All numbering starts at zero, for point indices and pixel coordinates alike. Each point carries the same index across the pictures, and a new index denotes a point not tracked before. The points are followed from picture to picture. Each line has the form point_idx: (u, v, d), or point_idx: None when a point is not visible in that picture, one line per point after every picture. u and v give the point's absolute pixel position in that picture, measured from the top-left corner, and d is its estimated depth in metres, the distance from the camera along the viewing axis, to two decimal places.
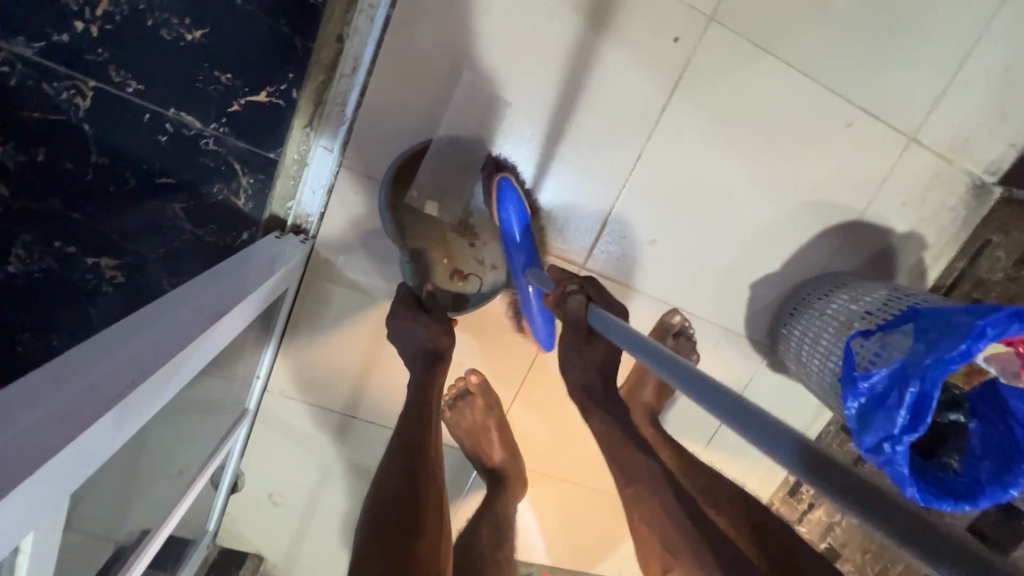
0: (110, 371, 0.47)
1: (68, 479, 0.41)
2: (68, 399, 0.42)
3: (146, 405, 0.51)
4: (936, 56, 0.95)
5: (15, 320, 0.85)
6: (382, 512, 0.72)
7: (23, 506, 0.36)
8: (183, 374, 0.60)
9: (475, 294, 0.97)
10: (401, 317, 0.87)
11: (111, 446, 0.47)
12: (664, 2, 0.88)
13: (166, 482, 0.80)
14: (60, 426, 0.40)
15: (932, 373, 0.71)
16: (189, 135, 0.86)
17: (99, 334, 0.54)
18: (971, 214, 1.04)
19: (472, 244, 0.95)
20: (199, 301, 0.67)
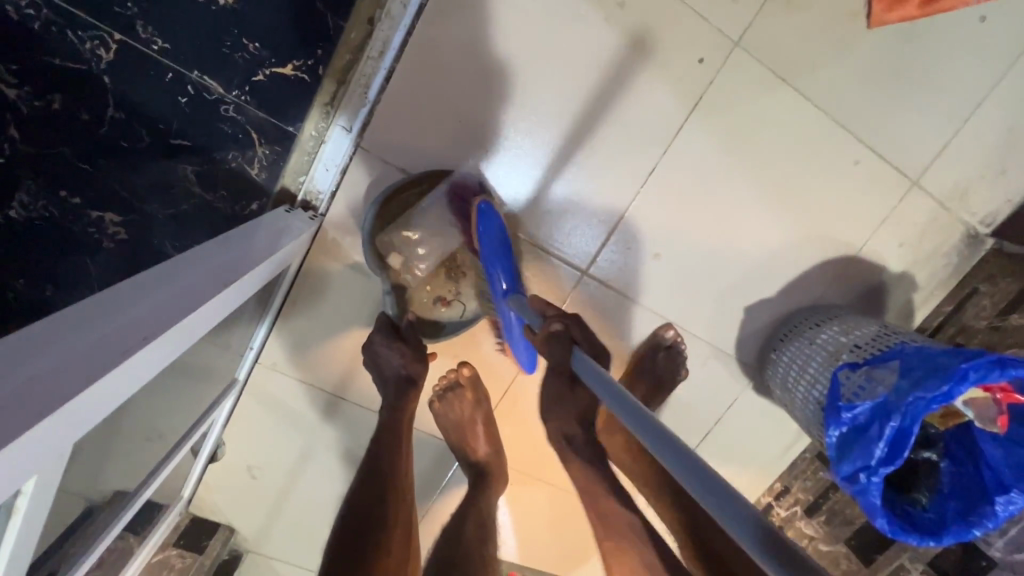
0: (122, 327, 0.48)
1: (71, 428, 0.41)
2: (78, 352, 0.43)
3: (145, 367, 0.52)
4: (947, 106, 0.97)
5: (10, 264, 0.84)
6: (349, 530, 0.76)
7: (29, 450, 0.36)
8: (185, 337, 0.61)
9: (456, 321, 0.99)
10: (378, 345, 0.88)
11: (109, 403, 0.47)
12: (694, 21, 0.89)
13: (146, 445, 0.79)
14: (66, 376, 0.40)
15: (912, 411, 0.74)
16: (210, 100, 0.86)
17: (108, 290, 0.55)
18: (962, 262, 1.08)
19: (452, 273, 0.98)
20: (205, 268, 0.68)
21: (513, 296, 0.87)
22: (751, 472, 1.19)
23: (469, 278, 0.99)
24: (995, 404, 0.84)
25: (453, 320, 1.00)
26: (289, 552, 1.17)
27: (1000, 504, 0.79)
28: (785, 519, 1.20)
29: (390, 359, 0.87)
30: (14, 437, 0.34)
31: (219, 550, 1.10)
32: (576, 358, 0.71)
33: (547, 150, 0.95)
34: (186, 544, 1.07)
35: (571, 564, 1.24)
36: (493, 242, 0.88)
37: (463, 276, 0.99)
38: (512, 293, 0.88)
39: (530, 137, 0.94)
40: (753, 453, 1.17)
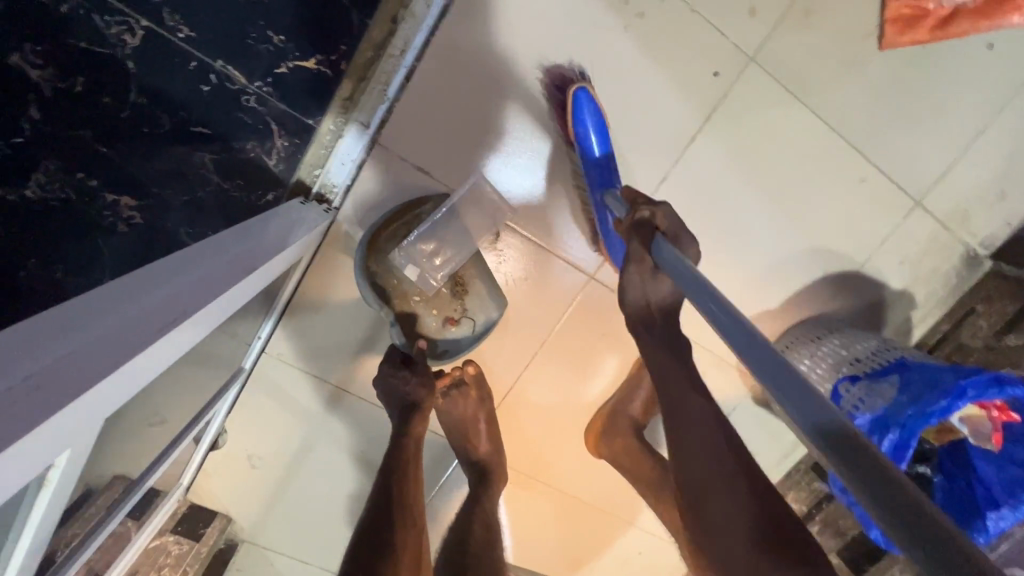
0: (144, 309, 0.48)
1: (99, 407, 0.42)
2: (108, 330, 0.43)
3: (166, 351, 0.52)
4: (954, 129, 0.99)
5: (23, 244, 0.85)
6: (364, 547, 0.75)
7: (60, 426, 0.37)
8: (203, 325, 0.61)
9: (468, 338, 1.00)
10: (389, 376, 0.91)
11: (134, 384, 0.49)
12: (710, 34, 0.91)
13: (149, 431, 0.79)
14: (93, 356, 0.40)
15: (912, 424, 0.76)
16: (233, 90, 0.87)
17: (126, 280, 0.55)
18: (960, 282, 1.10)
19: (459, 292, 0.98)
20: (227, 256, 0.69)
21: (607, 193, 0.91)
22: None
23: (475, 294, 0.99)
24: (989, 421, 0.85)
25: (464, 337, 1.00)
26: (284, 543, 1.17)
27: (992, 519, 0.81)
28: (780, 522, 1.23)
29: (395, 386, 0.91)
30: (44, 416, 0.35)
31: (215, 538, 1.10)
32: (654, 247, 0.71)
33: (541, 158, 0.98)
34: (183, 531, 1.07)
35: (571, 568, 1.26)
36: (587, 121, 0.91)
37: (469, 293, 0.99)
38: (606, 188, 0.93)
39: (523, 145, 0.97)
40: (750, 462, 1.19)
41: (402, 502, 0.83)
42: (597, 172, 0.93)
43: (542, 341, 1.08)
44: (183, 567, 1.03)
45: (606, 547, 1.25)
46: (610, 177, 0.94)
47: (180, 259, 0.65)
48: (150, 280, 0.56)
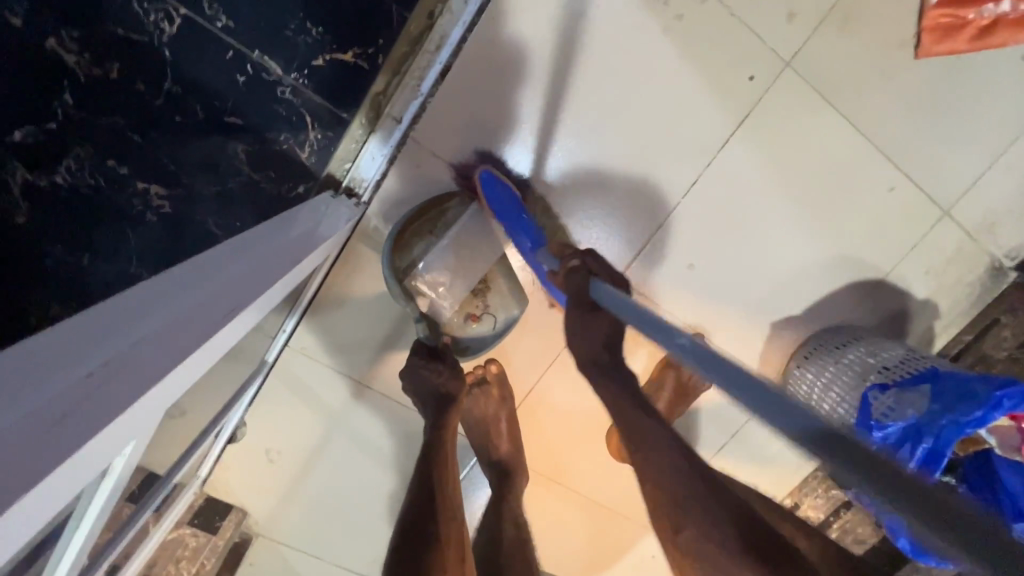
0: (201, 304, 0.49)
1: (167, 395, 0.42)
2: (176, 321, 0.44)
3: (222, 343, 0.53)
4: (985, 139, 0.99)
5: (52, 229, 0.84)
6: (409, 541, 0.75)
7: (141, 410, 0.37)
8: (249, 318, 0.61)
9: (489, 335, 1.02)
10: (417, 364, 0.92)
11: (191, 375, 0.48)
12: (748, 38, 0.90)
13: (175, 423, 0.78)
14: (169, 342, 0.41)
15: (946, 434, 0.76)
16: (268, 81, 0.86)
17: (173, 281, 0.56)
18: (984, 292, 1.10)
19: (480, 291, 1.01)
20: (262, 253, 0.69)
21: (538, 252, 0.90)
22: (763, 485, 1.21)
23: (497, 291, 1.02)
24: (1018, 433, 0.86)
25: (484, 334, 1.03)
26: (299, 538, 1.16)
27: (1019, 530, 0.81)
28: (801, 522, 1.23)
29: (425, 376, 0.91)
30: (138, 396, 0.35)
31: (231, 532, 1.09)
32: (597, 291, 0.77)
33: (571, 149, 0.96)
34: (200, 523, 1.06)
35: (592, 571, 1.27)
36: (502, 200, 0.91)
37: (491, 290, 1.01)
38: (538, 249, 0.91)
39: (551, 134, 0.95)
40: (767, 467, 1.19)
41: (441, 498, 0.82)
42: (524, 236, 0.91)
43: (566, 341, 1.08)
44: (200, 560, 1.04)
45: (626, 552, 1.27)
46: (537, 232, 0.93)
47: (214, 262, 0.65)
48: (196, 282, 0.56)
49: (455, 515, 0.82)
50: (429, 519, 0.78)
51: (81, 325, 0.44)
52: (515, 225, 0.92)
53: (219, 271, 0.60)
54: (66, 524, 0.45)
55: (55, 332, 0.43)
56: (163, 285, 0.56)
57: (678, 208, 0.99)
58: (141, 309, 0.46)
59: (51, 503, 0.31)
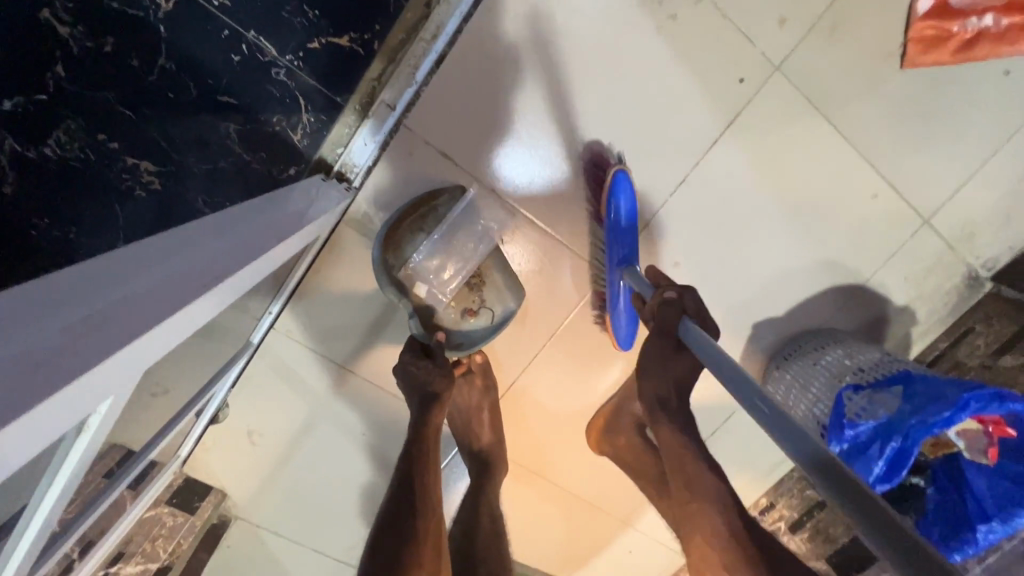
0: (177, 278, 0.49)
1: (137, 363, 0.42)
2: (147, 295, 0.44)
3: (199, 318, 0.53)
4: (966, 151, 1.01)
5: (38, 201, 0.83)
6: (384, 542, 0.76)
7: (109, 377, 0.38)
8: (229, 295, 0.61)
9: (487, 328, 1.01)
10: (408, 364, 0.90)
11: (164, 348, 0.48)
12: (740, 41, 0.92)
13: (155, 401, 0.78)
14: (137, 313, 0.41)
15: (915, 434, 0.78)
16: (263, 61, 0.86)
17: (154, 256, 0.56)
18: (960, 301, 1.13)
19: (475, 286, 1.01)
20: (248, 230, 0.70)
21: (628, 271, 0.94)
22: (741, 482, 1.23)
23: (492, 285, 1.01)
24: (986, 436, 0.87)
25: (481, 328, 1.02)
26: (277, 522, 1.16)
27: (982, 531, 0.85)
28: (779, 520, 1.24)
29: (416, 373, 0.89)
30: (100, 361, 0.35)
31: (209, 513, 1.09)
32: (682, 329, 0.77)
33: (560, 149, 0.98)
34: (178, 503, 1.05)
35: (570, 565, 1.30)
36: (623, 208, 0.95)
37: (487, 284, 1.01)
38: (626, 267, 0.96)
39: (540, 131, 0.96)
40: (745, 466, 1.21)
41: (422, 489, 0.83)
42: (624, 250, 0.96)
43: (552, 334, 1.10)
44: (177, 538, 1.03)
45: (604, 547, 1.29)
46: (632, 252, 0.97)
47: (199, 236, 0.65)
48: (179, 255, 0.56)
49: (438, 510, 0.83)
50: (410, 513, 0.79)
51: (55, 289, 0.44)
52: (618, 241, 0.96)
53: (203, 245, 0.61)
54: (39, 478, 0.45)
55: (28, 294, 0.43)
56: (143, 254, 0.56)
57: (665, 207, 1.01)
58: (117, 277, 0.47)
59: (11, 462, 0.32)
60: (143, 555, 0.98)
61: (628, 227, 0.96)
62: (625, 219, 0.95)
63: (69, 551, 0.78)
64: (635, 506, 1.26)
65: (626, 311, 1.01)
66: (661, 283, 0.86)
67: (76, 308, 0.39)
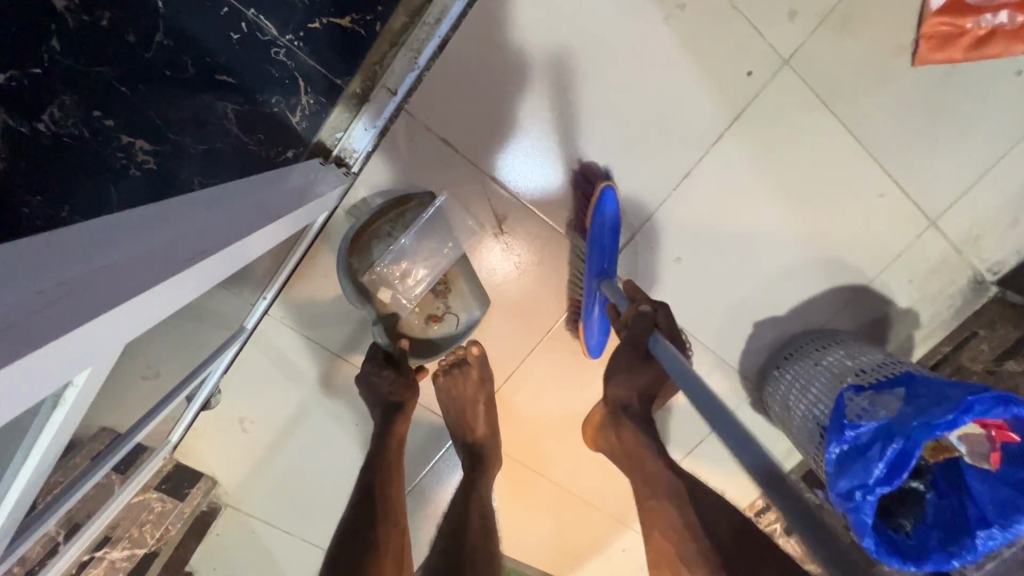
0: (159, 255, 0.49)
1: (116, 337, 0.42)
2: (127, 269, 0.43)
3: (180, 295, 0.52)
4: (976, 152, 0.99)
5: (31, 178, 0.81)
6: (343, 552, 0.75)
7: (86, 347, 0.37)
8: (213, 274, 0.60)
9: (450, 334, 1.04)
10: (371, 375, 0.94)
11: (142, 325, 0.47)
12: (749, 33, 0.90)
13: (144, 384, 0.76)
14: (115, 285, 0.41)
15: (916, 436, 0.75)
16: (263, 40, 0.85)
17: (136, 231, 0.54)
18: (965, 305, 1.12)
19: (440, 294, 1.02)
20: (238, 211, 0.69)
21: (607, 283, 0.94)
22: (738, 483, 1.22)
23: (457, 292, 1.03)
24: (988, 441, 0.86)
25: (445, 333, 1.05)
26: (269, 512, 1.14)
27: (981, 537, 0.83)
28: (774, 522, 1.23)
29: (379, 386, 0.93)
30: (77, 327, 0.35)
31: (199, 500, 1.07)
32: (654, 340, 0.80)
33: (568, 137, 0.95)
34: (168, 489, 1.04)
35: (565, 565, 1.27)
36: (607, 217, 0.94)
37: (452, 291, 1.03)
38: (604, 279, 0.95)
39: (545, 120, 0.94)
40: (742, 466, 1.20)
41: (383, 500, 0.82)
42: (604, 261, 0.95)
43: (549, 328, 1.08)
44: (166, 523, 1.03)
45: (598, 545, 1.27)
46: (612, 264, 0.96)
47: (188, 214, 0.64)
48: (163, 233, 0.55)
49: (403, 519, 0.82)
50: (368, 525, 0.78)
51: (31, 259, 0.43)
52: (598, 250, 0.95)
53: (188, 224, 0.60)
54: (16, 448, 0.44)
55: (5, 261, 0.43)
56: (126, 229, 0.55)
57: (668, 200, 1.00)
58: (95, 253, 0.46)
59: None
60: (130, 540, 0.98)
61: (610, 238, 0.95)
62: (603, 232, 0.94)
63: (52, 532, 0.77)
64: (628, 503, 1.25)
65: (599, 321, 1.00)
66: (637, 295, 0.88)
67: (45, 281, 0.38)
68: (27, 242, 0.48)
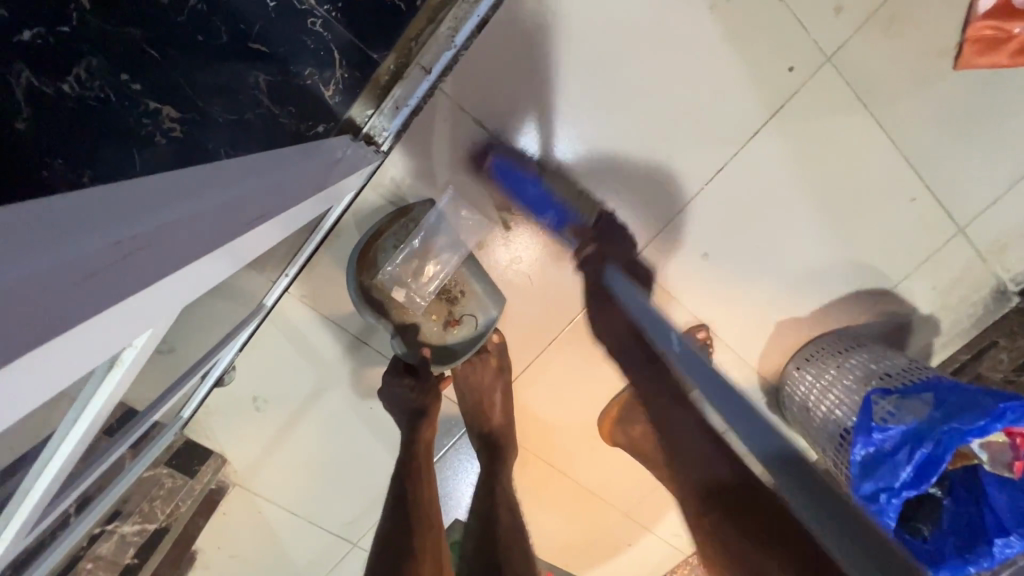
0: (189, 225, 0.48)
1: (158, 309, 0.42)
2: (162, 242, 0.43)
3: (214, 271, 0.51)
4: (1010, 159, 0.99)
5: (53, 142, 0.78)
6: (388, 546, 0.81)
7: (127, 321, 0.37)
8: (247, 249, 0.59)
9: (471, 337, 1.00)
10: (393, 385, 0.98)
11: (180, 300, 0.47)
12: (794, 28, 0.89)
13: (167, 356, 0.74)
14: (149, 260, 0.40)
15: (947, 441, 0.76)
16: (299, 9, 0.83)
17: (164, 199, 0.53)
18: (985, 314, 1.12)
19: (456, 297, 1.00)
20: (261, 181, 0.66)
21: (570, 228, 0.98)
22: None
23: (471, 294, 0.99)
24: (1012, 449, 0.85)
25: (465, 337, 1.01)
26: (280, 493, 1.13)
27: (999, 544, 0.84)
28: None
29: (402, 396, 0.98)
30: (118, 301, 0.35)
31: (209, 477, 1.06)
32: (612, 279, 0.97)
33: (596, 125, 0.94)
34: (178, 465, 1.02)
35: (573, 558, 1.29)
36: (519, 182, 0.95)
37: (467, 294, 1.00)
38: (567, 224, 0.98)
39: (577, 112, 0.93)
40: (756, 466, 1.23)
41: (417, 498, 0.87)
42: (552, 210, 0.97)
43: (573, 318, 1.07)
44: (176, 500, 1.01)
45: (610, 543, 1.29)
46: (565, 211, 0.97)
47: (212, 183, 0.62)
48: (197, 203, 0.54)
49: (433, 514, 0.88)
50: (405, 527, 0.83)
51: (68, 222, 0.43)
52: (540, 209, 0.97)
53: (221, 194, 0.58)
54: (68, 412, 0.43)
55: (20, 230, 0.40)
56: (163, 198, 0.54)
57: (700, 194, 0.98)
58: (119, 223, 0.43)
59: (34, 397, 0.31)
60: (141, 515, 0.97)
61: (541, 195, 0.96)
62: (528, 192, 0.96)
63: (65, 507, 0.75)
64: (639, 500, 1.25)
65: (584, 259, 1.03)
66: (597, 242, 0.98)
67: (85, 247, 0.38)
68: (63, 208, 0.47)
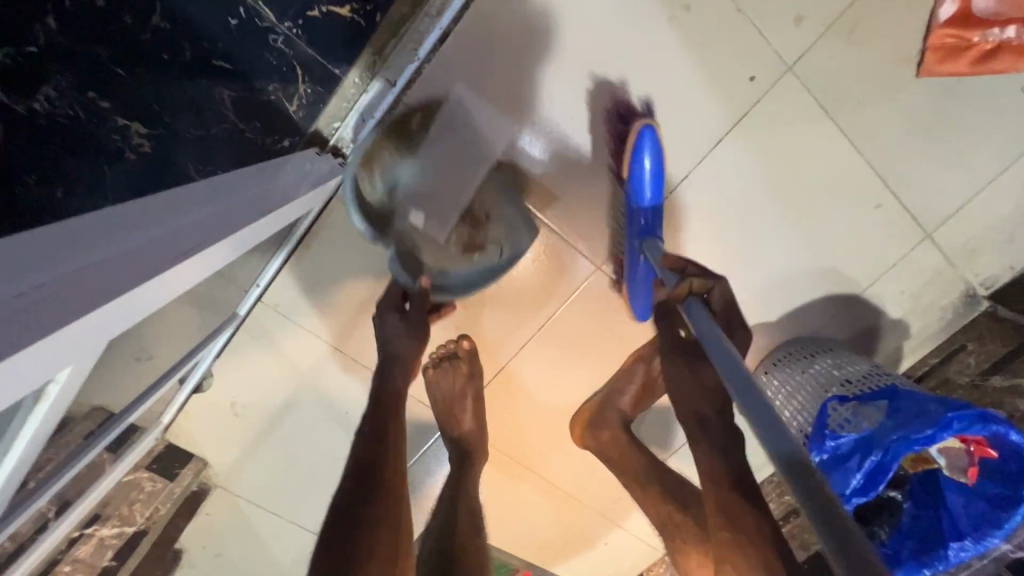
0: (138, 250, 0.50)
1: (100, 332, 0.44)
2: (105, 268, 0.45)
3: (165, 292, 0.53)
4: (977, 165, 0.98)
5: (27, 158, 0.81)
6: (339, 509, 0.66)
7: (60, 348, 0.39)
8: (203, 268, 0.61)
9: (488, 266, 0.96)
10: (384, 311, 0.90)
11: (128, 321, 0.49)
12: (754, 37, 0.89)
13: (137, 368, 0.77)
14: (86, 288, 0.42)
15: (895, 448, 0.77)
16: (260, 27, 0.84)
17: (118, 223, 0.55)
18: (955, 318, 1.12)
19: (479, 221, 0.95)
20: (223, 204, 0.68)
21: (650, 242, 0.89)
22: None
23: (492, 218, 0.95)
24: (967, 455, 0.86)
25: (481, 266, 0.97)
26: (260, 494, 1.16)
27: (954, 549, 0.85)
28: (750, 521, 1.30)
29: (390, 324, 0.88)
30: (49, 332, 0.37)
31: (189, 480, 1.10)
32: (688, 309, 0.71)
33: (566, 134, 0.94)
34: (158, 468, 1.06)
35: (548, 556, 1.32)
36: (643, 167, 0.89)
37: (487, 218, 0.95)
38: (648, 237, 0.91)
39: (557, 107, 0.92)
40: None
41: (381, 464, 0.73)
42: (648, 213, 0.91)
43: (542, 323, 1.09)
44: (156, 503, 1.05)
45: (584, 541, 1.31)
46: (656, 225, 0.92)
47: (178, 206, 0.64)
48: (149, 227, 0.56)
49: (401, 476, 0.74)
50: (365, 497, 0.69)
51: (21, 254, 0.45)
52: (637, 199, 0.91)
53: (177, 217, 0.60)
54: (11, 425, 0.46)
55: None
56: (120, 223, 0.56)
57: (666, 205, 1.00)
58: (61, 258, 0.45)
59: None
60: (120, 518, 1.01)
61: (649, 184, 0.89)
62: (648, 172, 0.89)
63: (41, 509, 0.78)
64: (613, 501, 1.27)
65: (643, 282, 0.96)
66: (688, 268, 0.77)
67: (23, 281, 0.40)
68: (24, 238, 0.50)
